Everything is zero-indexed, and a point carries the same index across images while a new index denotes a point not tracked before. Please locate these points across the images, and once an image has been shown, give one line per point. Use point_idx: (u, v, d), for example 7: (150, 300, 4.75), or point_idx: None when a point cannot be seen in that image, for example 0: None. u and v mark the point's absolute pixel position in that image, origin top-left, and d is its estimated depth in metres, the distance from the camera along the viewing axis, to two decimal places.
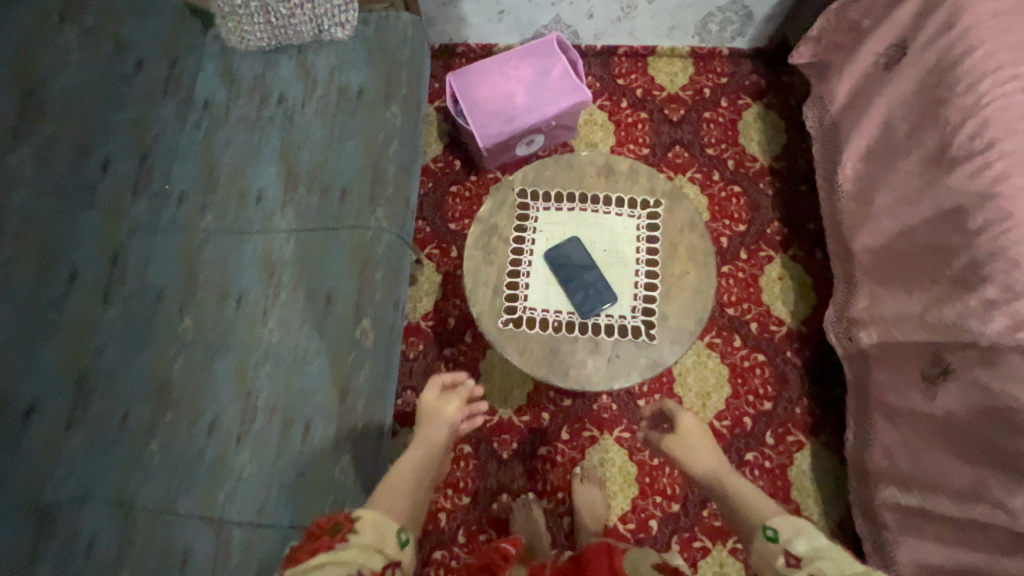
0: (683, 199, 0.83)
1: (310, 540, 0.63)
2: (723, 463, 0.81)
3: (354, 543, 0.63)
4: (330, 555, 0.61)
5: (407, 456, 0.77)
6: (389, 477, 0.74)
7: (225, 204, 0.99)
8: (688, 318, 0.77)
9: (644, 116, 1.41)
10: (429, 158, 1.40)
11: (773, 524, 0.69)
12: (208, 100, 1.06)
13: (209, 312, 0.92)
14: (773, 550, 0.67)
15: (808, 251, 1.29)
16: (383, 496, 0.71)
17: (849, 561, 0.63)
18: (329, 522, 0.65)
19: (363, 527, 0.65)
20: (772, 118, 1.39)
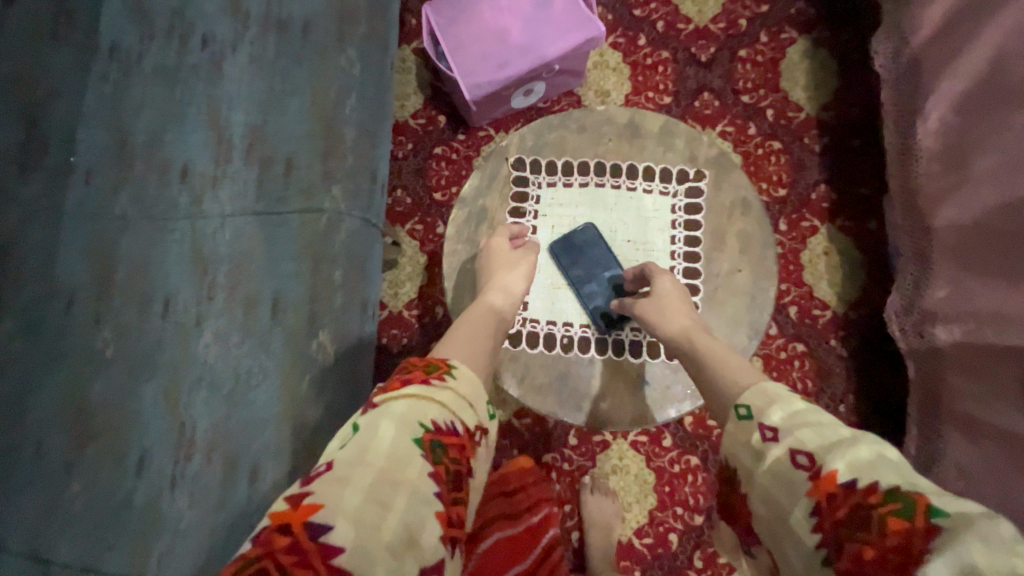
0: (733, 172, 0.75)
1: (404, 374, 0.58)
2: (695, 322, 0.67)
3: (448, 388, 0.57)
4: (425, 404, 0.54)
5: (475, 313, 0.69)
6: (457, 331, 0.66)
7: (145, 180, 0.78)
8: (737, 326, 0.71)
9: (666, 57, 1.16)
10: (407, 113, 1.16)
11: (745, 399, 0.54)
12: (114, 42, 0.82)
13: (132, 320, 0.73)
14: (745, 429, 0.52)
15: (860, 220, 1.08)
16: (456, 349, 0.63)
17: (836, 426, 0.49)
18: (426, 364, 0.60)
19: (458, 380, 0.59)
20: (822, 56, 1.14)
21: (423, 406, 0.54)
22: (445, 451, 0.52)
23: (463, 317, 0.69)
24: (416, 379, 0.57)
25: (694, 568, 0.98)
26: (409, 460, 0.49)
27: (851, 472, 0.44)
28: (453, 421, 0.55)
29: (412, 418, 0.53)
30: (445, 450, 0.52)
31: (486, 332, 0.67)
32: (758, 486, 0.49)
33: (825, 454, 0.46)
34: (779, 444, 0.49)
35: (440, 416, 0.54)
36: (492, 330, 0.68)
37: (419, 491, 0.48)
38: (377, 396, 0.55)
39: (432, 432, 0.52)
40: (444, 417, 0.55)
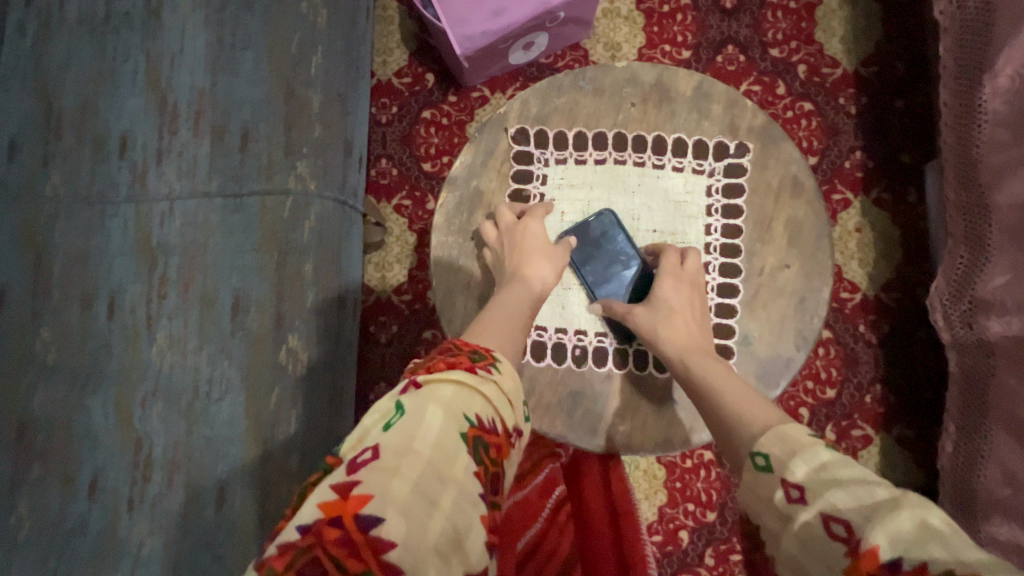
0: (780, 147, 0.67)
1: (447, 355, 0.47)
2: (696, 338, 0.60)
3: (494, 380, 0.46)
4: (471, 393, 0.43)
5: (509, 292, 0.60)
6: (492, 311, 0.57)
7: (73, 151, 0.64)
8: (780, 326, 0.65)
9: (685, 3, 1.01)
10: (390, 71, 1.02)
11: (761, 446, 0.45)
12: None
13: (72, 323, 0.61)
14: (765, 484, 0.43)
15: (898, 192, 0.97)
16: (492, 333, 0.54)
17: (870, 483, 0.39)
18: (468, 348, 0.49)
19: (504, 374, 0.48)
20: (864, 2, 1.00)
21: (471, 393, 0.43)
22: (488, 450, 0.41)
23: (497, 298, 0.60)
24: (462, 364, 0.46)
25: (705, 566, 0.93)
26: (456, 454, 0.38)
27: (895, 548, 0.34)
28: (497, 418, 0.44)
29: (455, 408, 0.41)
30: (490, 449, 0.42)
31: (519, 313, 0.58)
32: (787, 555, 0.40)
33: (865, 523, 0.36)
34: (808, 507, 0.39)
35: (488, 408, 0.44)
36: (527, 306, 0.60)
37: (467, 492, 0.37)
38: (418, 375, 0.44)
39: (476, 426, 0.41)
40: (491, 412, 0.44)
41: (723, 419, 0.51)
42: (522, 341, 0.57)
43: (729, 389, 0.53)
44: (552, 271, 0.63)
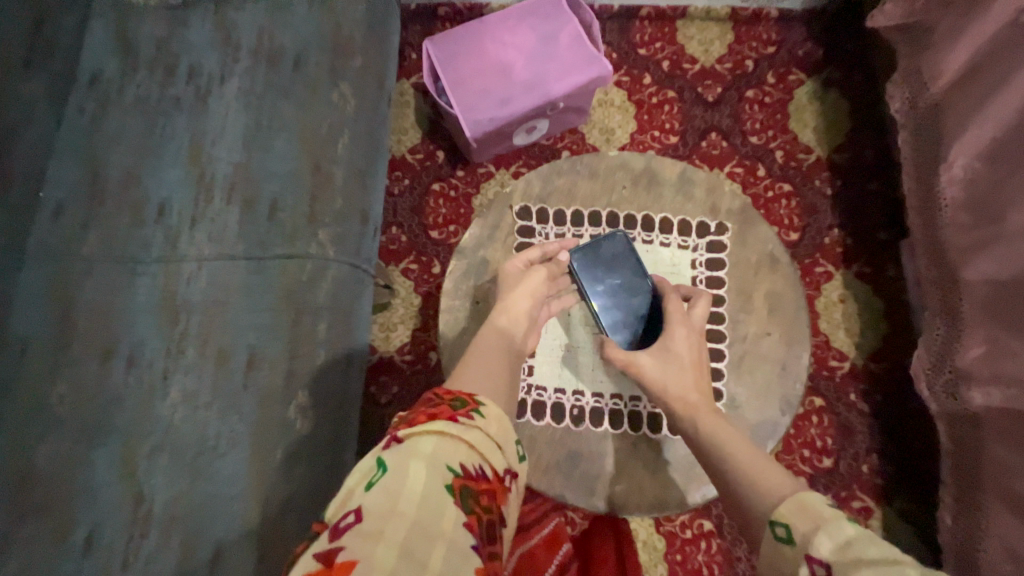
0: (754, 224, 0.74)
1: (428, 406, 0.48)
2: (707, 398, 0.61)
3: (477, 426, 0.48)
4: (454, 443, 0.45)
5: (488, 341, 0.61)
6: (472, 362, 0.58)
7: (114, 217, 0.71)
8: (768, 393, 0.68)
9: (672, 96, 1.13)
10: (404, 148, 1.12)
11: (779, 515, 0.46)
12: (97, 72, 0.78)
13: (89, 376, 0.63)
14: (788, 557, 0.44)
15: (877, 266, 1.04)
16: (473, 380, 0.55)
17: (900, 563, 0.38)
18: (449, 396, 0.50)
19: (488, 418, 0.49)
20: (832, 98, 1.12)
21: (454, 444, 0.45)
22: (477, 499, 0.43)
23: (477, 347, 0.61)
24: (444, 414, 0.47)
25: None
26: (443, 509, 0.40)
27: None
28: (484, 464, 0.46)
29: (439, 460, 0.43)
30: (478, 496, 0.43)
31: (500, 357, 0.60)
32: None
33: None
34: None
35: (474, 456, 0.45)
36: (507, 344, 0.62)
37: (457, 547, 0.38)
38: (399, 430, 0.45)
39: (462, 475, 0.43)
40: (477, 458, 0.45)
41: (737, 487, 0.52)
42: (507, 377, 0.59)
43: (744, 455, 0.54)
44: (532, 309, 0.66)
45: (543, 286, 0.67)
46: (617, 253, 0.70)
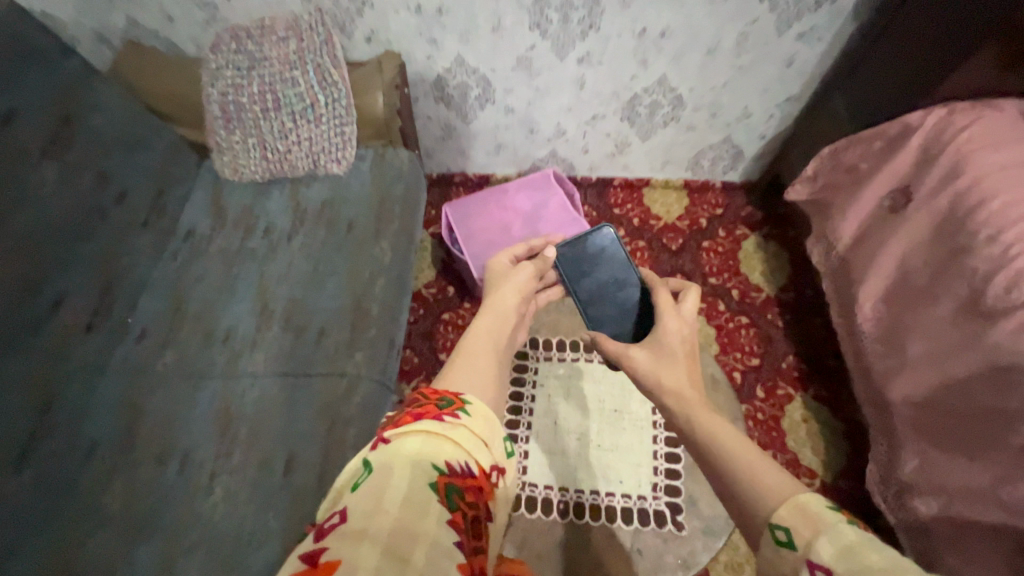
0: None
1: (413, 407, 0.46)
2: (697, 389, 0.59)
3: (463, 424, 0.44)
4: (439, 440, 0.42)
5: (483, 323, 0.65)
6: (471, 337, 0.61)
7: (188, 343, 0.90)
8: None
9: (643, 245, 1.39)
10: (421, 284, 1.34)
11: (778, 517, 0.42)
12: (192, 229, 1.03)
13: (143, 476, 0.77)
14: (789, 562, 0.40)
15: (832, 389, 1.18)
16: (468, 363, 0.55)
17: None
18: (435, 396, 0.47)
19: (475, 416, 0.46)
20: (773, 248, 1.37)
21: (439, 442, 0.42)
22: (463, 497, 0.40)
23: (470, 328, 0.64)
24: (429, 413, 0.45)
25: None
26: (426, 508, 0.37)
27: None
28: (471, 460, 0.42)
29: (425, 459, 0.40)
30: (464, 494, 0.40)
31: (494, 333, 0.63)
32: None
33: None
34: None
35: (460, 452, 0.42)
36: (495, 341, 0.62)
37: (442, 544, 0.35)
38: (386, 430, 0.43)
39: (449, 473, 0.40)
40: (462, 456, 0.42)
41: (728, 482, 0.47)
42: (495, 372, 0.57)
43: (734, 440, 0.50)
44: (518, 298, 0.72)
45: (528, 281, 0.76)
46: (605, 254, 0.83)
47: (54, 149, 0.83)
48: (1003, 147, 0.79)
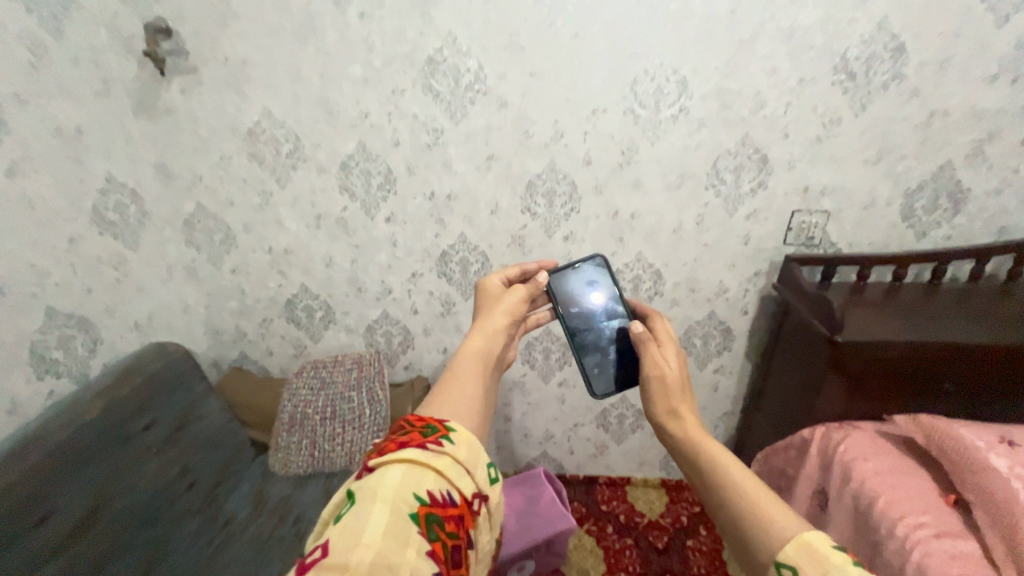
0: None
1: (400, 434, 0.47)
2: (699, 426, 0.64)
3: (447, 452, 0.46)
4: (422, 471, 0.44)
5: (476, 342, 0.63)
6: (462, 353, 0.61)
7: None
8: None
9: (630, 542, 1.49)
10: None
11: (786, 557, 0.45)
12: (232, 517, 1.21)
13: None
14: None
15: None
16: (459, 386, 0.56)
17: None
18: (421, 424, 0.49)
19: (459, 443, 0.47)
20: None
21: (421, 474, 0.43)
22: (444, 527, 0.42)
23: (464, 345, 0.62)
24: (413, 441, 0.46)
25: None
26: (405, 539, 0.39)
27: None
28: (453, 489, 0.44)
29: (405, 491, 0.42)
30: (446, 525, 0.42)
31: (486, 355, 0.62)
32: None
33: None
34: None
35: (441, 481, 0.44)
36: (487, 360, 0.62)
37: None
38: (370, 460, 0.45)
39: (429, 503, 0.42)
40: (444, 484, 0.44)
41: (738, 517, 0.51)
42: (485, 391, 0.59)
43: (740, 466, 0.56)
44: (509, 325, 0.68)
45: (519, 305, 0.71)
46: (600, 293, 0.91)
47: (164, 448, 1.13)
48: (873, 457, 1.05)
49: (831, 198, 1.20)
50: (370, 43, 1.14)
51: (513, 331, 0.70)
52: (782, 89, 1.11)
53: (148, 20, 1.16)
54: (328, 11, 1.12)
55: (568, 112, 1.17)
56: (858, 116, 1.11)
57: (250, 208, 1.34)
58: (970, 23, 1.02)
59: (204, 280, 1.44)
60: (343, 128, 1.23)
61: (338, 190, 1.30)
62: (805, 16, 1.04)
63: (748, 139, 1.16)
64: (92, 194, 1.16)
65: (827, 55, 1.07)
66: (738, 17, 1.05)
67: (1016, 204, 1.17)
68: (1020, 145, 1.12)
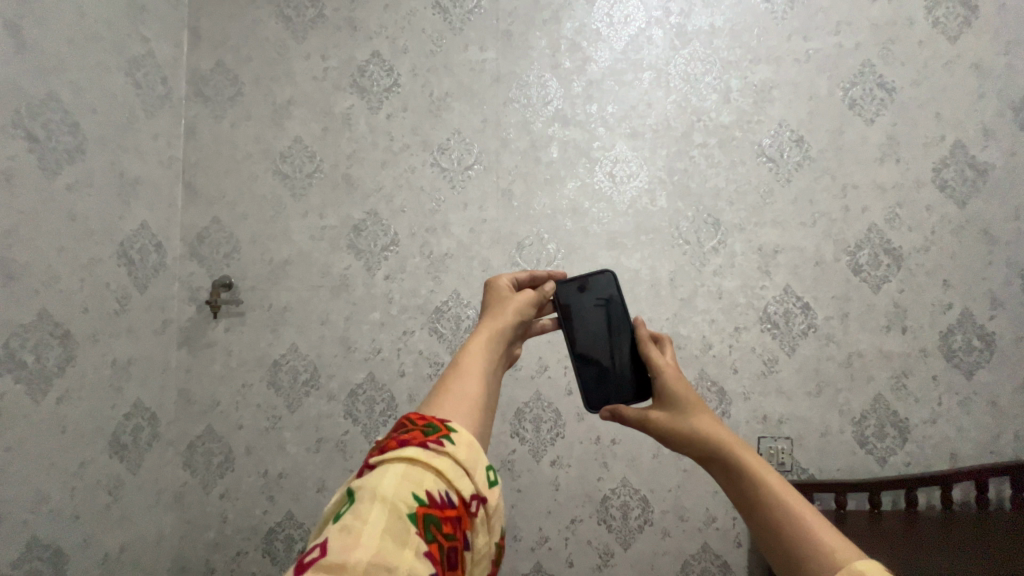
0: None
1: (399, 428, 0.40)
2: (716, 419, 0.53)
3: (449, 451, 0.38)
4: (422, 470, 0.37)
5: (477, 345, 0.53)
6: (464, 353, 0.52)
7: None
8: None
9: None
10: None
11: None
12: None
13: None
14: None
15: None
16: (462, 386, 0.47)
17: None
18: (421, 421, 0.41)
19: (461, 442, 0.39)
20: None
21: (420, 475, 0.36)
22: (442, 530, 0.35)
23: (463, 350, 0.53)
24: (413, 439, 0.38)
25: None
26: (402, 540, 0.33)
27: None
28: (453, 489, 0.37)
29: (402, 492, 0.35)
30: (443, 527, 0.36)
31: (490, 359, 0.53)
32: None
33: None
34: None
35: (440, 481, 0.37)
36: (494, 364, 0.53)
37: None
38: (370, 457, 0.38)
39: (427, 504, 0.36)
40: (444, 483, 0.37)
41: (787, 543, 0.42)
42: (495, 393, 0.51)
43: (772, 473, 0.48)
44: (515, 327, 0.60)
45: (527, 306, 0.64)
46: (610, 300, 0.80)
47: None
48: None
49: (789, 425, 1.33)
50: (390, 297, 1.43)
51: (517, 334, 0.62)
52: (722, 334, 1.36)
53: (216, 277, 1.47)
54: (361, 275, 1.44)
55: (550, 349, 1.38)
56: (790, 356, 1.34)
57: (255, 432, 1.43)
58: (853, 290, 1.34)
59: (188, 507, 1.42)
60: (357, 360, 1.43)
61: (342, 415, 1.41)
62: (727, 283, 1.36)
63: (704, 373, 1.35)
64: (117, 418, 1.28)
65: (752, 310, 1.36)
66: (676, 283, 1.37)
67: (955, 433, 1.30)
68: (932, 381, 1.32)
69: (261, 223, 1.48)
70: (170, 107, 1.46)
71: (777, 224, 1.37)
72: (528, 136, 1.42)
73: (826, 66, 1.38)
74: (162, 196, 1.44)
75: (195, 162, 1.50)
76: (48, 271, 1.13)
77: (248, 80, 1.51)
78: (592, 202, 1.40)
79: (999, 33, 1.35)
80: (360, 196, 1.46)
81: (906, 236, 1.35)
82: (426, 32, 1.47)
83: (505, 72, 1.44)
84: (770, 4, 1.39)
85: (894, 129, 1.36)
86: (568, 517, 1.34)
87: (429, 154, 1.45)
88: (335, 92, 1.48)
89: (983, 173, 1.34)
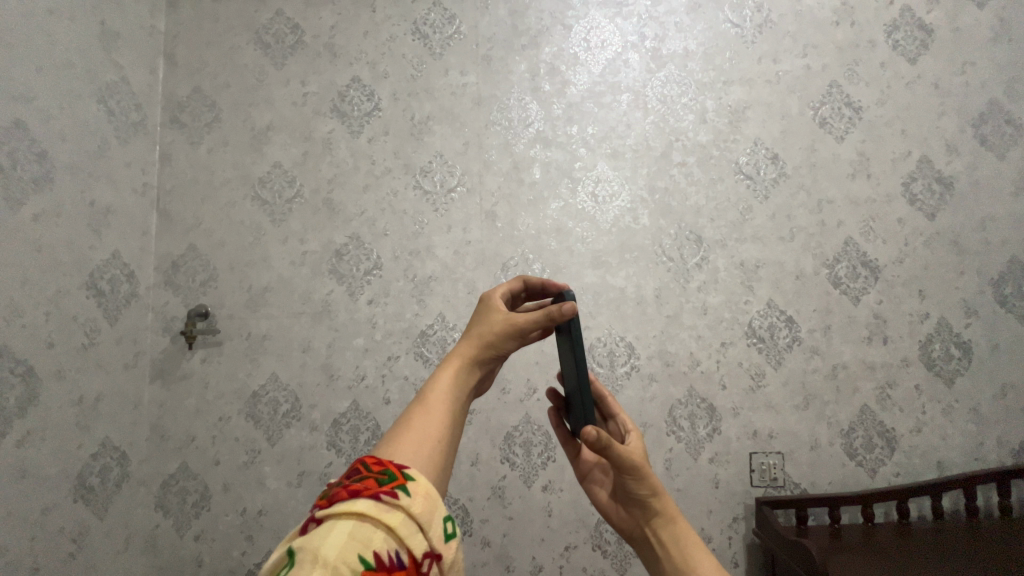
0: None
1: (354, 478, 0.41)
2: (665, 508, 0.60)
3: (402, 505, 0.39)
4: (372, 528, 0.37)
5: (442, 385, 0.56)
6: (429, 392, 0.55)
7: None
8: None
9: None
10: None
11: None
12: None
13: None
14: None
15: None
16: (425, 426, 0.51)
17: None
18: (377, 468, 0.42)
19: (416, 494, 0.40)
20: None
21: (369, 534, 0.37)
22: None
23: (429, 391, 0.55)
24: (365, 490, 0.39)
25: None
26: None
27: None
28: (401, 548, 0.38)
29: (346, 552, 0.35)
30: None
31: (455, 400, 0.56)
32: None
33: None
34: None
35: (390, 539, 0.38)
36: (458, 403, 0.56)
37: None
38: (318, 511, 0.38)
39: (373, 568, 0.36)
40: (394, 542, 0.38)
41: None
42: (458, 434, 0.53)
43: (703, 568, 0.57)
44: (487, 359, 0.61)
45: (510, 337, 0.63)
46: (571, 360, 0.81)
47: None
48: None
49: (779, 440, 1.33)
50: (374, 322, 1.40)
51: (491, 365, 0.63)
52: (710, 350, 1.36)
53: (192, 307, 1.42)
54: (343, 301, 1.41)
55: (538, 371, 1.36)
56: (777, 369, 1.35)
57: (233, 467, 1.36)
58: (834, 302, 1.37)
59: (160, 550, 1.34)
60: (340, 388, 1.38)
61: (325, 446, 1.36)
62: (712, 299, 1.37)
63: (693, 390, 1.35)
64: (83, 458, 1.21)
65: (736, 324, 1.37)
66: (662, 300, 1.38)
67: (940, 441, 1.32)
68: (916, 390, 1.34)
69: (239, 250, 1.44)
70: (144, 134, 1.44)
71: (758, 241, 1.39)
72: (510, 157, 1.43)
73: (796, 86, 1.42)
74: (136, 224, 1.40)
75: (171, 189, 1.46)
76: (10, 304, 1.07)
77: (226, 106, 1.49)
78: (575, 221, 1.40)
79: (955, 55, 1.42)
80: (342, 220, 1.44)
81: (881, 248, 1.38)
82: (407, 57, 1.48)
83: (485, 95, 1.45)
84: (740, 28, 1.44)
85: (864, 146, 1.41)
86: (562, 543, 1.30)
87: (411, 177, 1.44)
88: (315, 117, 1.48)
89: (949, 187, 1.39)
